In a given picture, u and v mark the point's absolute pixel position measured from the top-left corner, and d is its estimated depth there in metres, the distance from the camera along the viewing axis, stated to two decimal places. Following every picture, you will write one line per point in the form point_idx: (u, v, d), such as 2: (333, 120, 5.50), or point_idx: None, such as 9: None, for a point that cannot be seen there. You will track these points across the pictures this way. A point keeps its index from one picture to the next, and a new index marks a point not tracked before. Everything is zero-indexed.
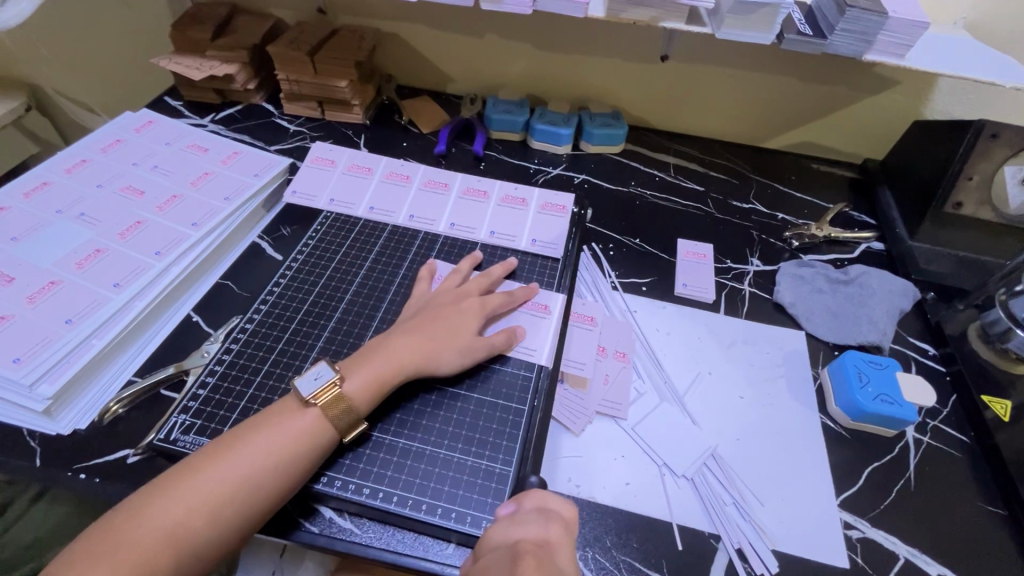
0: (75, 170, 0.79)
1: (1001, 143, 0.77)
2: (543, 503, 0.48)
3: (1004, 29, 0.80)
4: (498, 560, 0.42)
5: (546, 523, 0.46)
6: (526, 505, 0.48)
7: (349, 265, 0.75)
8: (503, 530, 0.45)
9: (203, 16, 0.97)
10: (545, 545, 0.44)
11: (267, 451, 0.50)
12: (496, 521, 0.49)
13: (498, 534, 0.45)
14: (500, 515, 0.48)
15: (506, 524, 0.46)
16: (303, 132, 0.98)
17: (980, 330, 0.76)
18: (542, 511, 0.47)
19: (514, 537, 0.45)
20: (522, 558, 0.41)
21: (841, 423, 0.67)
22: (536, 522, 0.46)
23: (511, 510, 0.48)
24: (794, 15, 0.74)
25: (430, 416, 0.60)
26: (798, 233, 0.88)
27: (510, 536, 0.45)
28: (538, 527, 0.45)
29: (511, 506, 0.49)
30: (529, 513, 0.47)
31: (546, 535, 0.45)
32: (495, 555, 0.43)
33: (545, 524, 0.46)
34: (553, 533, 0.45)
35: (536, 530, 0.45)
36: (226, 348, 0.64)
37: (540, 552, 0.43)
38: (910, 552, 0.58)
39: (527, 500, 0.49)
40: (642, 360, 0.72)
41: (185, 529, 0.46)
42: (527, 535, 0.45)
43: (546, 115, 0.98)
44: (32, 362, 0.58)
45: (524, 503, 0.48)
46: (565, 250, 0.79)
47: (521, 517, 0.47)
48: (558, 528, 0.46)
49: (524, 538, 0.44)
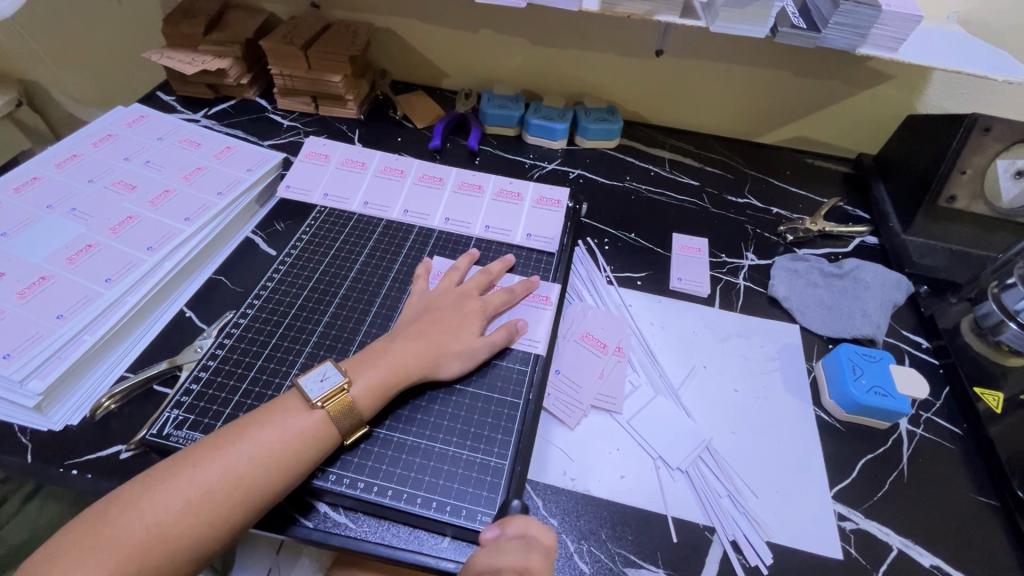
0: (65, 165, 0.78)
1: (993, 136, 0.77)
2: (526, 530, 0.49)
3: (996, 24, 0.80)
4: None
5: (527, 554, 0.47)
6: (509, 532, 0.48)
7: (343, 261, 0.74)
8: (486, 558, 0.46)
9: (196, 10, 0.96)
10: None
11: (269, 448, 0.50)
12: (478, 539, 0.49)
13: (482, 561, 0.46)
14: (484, 538, 0.48)
15: (490, 553, 0.47)
16: (296, 127, 0.97)
17: (972, 323, 0.77)
18: (525, 540, 0.48)
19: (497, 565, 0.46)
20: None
21: (834, 415, 0.68)
22: (518, 551, 0.47)
23: (495, 535, 0.48)
24: (789, 9, 0.74)
25: (425, 411, 0.60)
26: (793, 228, 0.89)
27: (493, 566, 0.46)
28: (520, 558, 0.46)
29: (495, 529, 0.49)
30: (511, 540, 0.48)
31: (528, 565, 0.46)
32: None
33: (526, 555, 0.47)
34: (534, 563, 0.46)
35: (518, 561, 0.46)
36: (219, 343, 0.64)
37: None
38: (902, 542, 0.58)
39: (511, 526, 0.49)
40: (636, 354, 0.72)
41: (181, 525, 0.46)
42: (509, 566, 0.46)
43: (541, 110, 0.98)
44: (22, 358, 0.57)
45: (508, 528, 0.49)
46: (560, 245, 0.79)
47: (503, 546, 0.47)
48: (540, 557, 0.47)
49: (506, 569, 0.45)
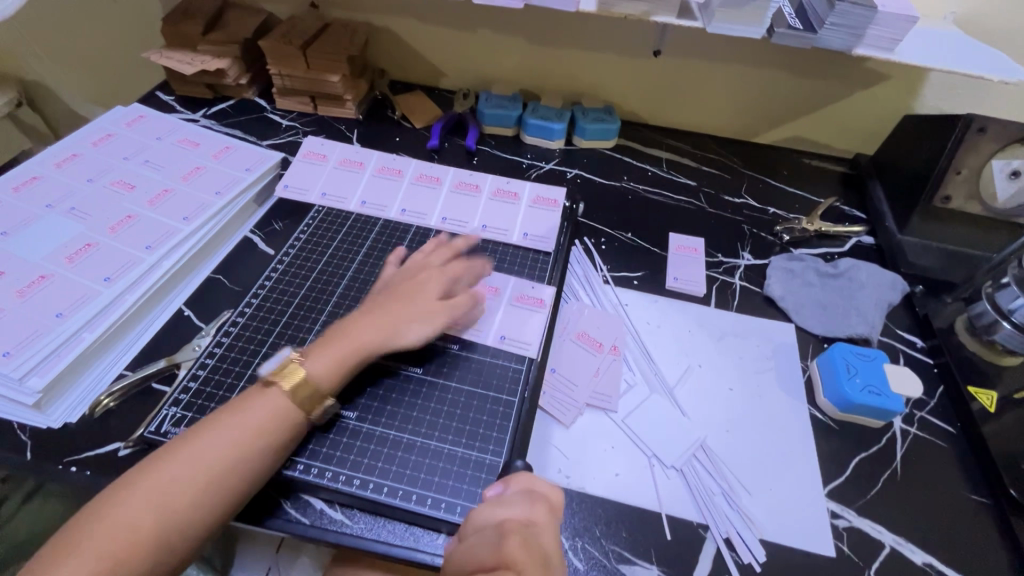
0: (65, 165, 0.79)
1: (988, 137, 0.77)
2: (530, 486, 0.49)
3: (992, 25, 0.81)
4: (484, 540, 0.43)
5: (531, 505, 0.46)
6: (511, 488, 0.49)
7: (341, 258, 0.75)
8: (488, 510, 0.46)
9: (195, 10, 0.96)
10: (530, 525, 0.45)
11: (234, 431, 0.51)
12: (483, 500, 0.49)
13: (483, 514, 0.46)
14: (487, 495, 0.48)
15: (493, 505, 0.47)
16: (295, 127, 0.98)
17: (967, 322, 0.78)
18: (528, 493, 0.48)
19: (500, 518, 0.46)
20: (509, 535, 0.43)
21: (828, 414, 0.68)
22: (521, 503, 0.47)
23: (498, 491, 0.49)
24: (785, 9, 0.74)
25: (404, 403, 0.60)
26: (789, 227, 0.89)
27: (494, 516, 0.46)
28: (523, 509, 0.46)
29: (498, 487, 0.49)
30: (514, 494, 0.48)
31: (532, 515, 0.46)
32: (482, 535, 0.44)
33: (529, 506, 0.46)
34: (538, 514, 0.46)
35: (521, 511, 0.46)
36: (217, 342, 0.64)
37: (526, 532, 0.44)
38: (895, 540, 0.58)
39: (513, 482, 0.49)
40: (632, 353, 0.72)
41: (151, 514, 0.46)
42: (512, 515, 0.46)
43: (539, 110, 0.98)
44: (21, 356, 0.57)
45: (512, 485, 0.49)
46: (557, 244, 0.79)
47: (505, 499, 0.47)
48: (543, 509, 0.47)
49: (509, 517, 0.45)
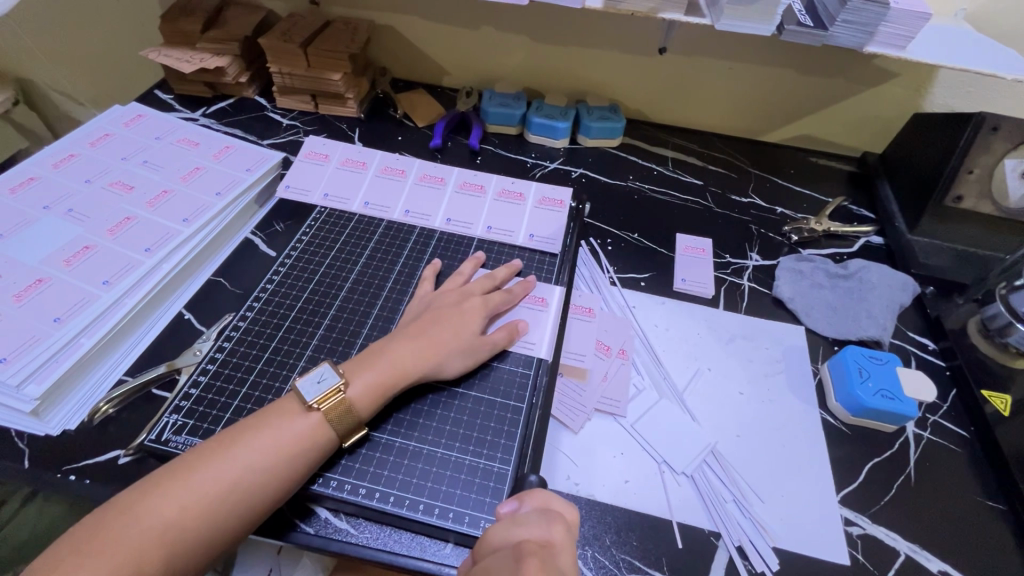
0: (63, 165, 0.77)
1: (1001, 136, 0.76)
2: (546, 504, 0.48)
3: (1004, 22, 0.79)
4: (501, 561, 0.41)
5: (548, 525, 0.45)
6: (526, 506, 0.48)
7: (344, 261, 0.74)
8: (504, 530, 0.44)
9: (193, 7, 0.95)
10: (548, 546, 0.43)
11: (268, 450, 0.50)
12: (497, 519, 0.48)
13: (499, 534, 0.44)
14: (502, 513, 0.47)
15: (509, 523, 0.45)
16: (296, 126, 0.96)
17: (979, 324, 0.76)
18: (544, 512, 0.46)
19: (516, 538, 0.44)
20: (526, 558, 0.40)
21: (840, 418, 0.67)
22: (539, 523, 0.45)
23: (512, 509, 0.48)
24: (795, 6, 0.72)
25: (412, 413, 0.59)
26: (797, 227, 0.88)
27: (512, 538, 0.44)
28: (540, 528, 0.44)
29: (512, 505, 0.48)
30: (531, 512, 0.47)
31: (549, 536, 0.44)
32: (497, 555, 0.42)
33: (547, 525, 0.45)
34: (556, 534, 0.44)
35: (539, 531, 0.44)
36: (218, 347, 0.63)
37: (544, 552, 0.42)
38: (910, 547, 0.57)
39: (528, 499, 0.48)
40: (641, 356, 0.71)
41: (176, 528, 0.45)
42: (530, 535, 0.44)
43: (543, 108, 0.97)
44: (18, 362, 0.56)
45: (526, 502, 0.48)
46: (563, 245, 0.78)
47: (522, 518, 0.45)
48: (561, 529, 0.45)
49: (527, 538, 0.43)
